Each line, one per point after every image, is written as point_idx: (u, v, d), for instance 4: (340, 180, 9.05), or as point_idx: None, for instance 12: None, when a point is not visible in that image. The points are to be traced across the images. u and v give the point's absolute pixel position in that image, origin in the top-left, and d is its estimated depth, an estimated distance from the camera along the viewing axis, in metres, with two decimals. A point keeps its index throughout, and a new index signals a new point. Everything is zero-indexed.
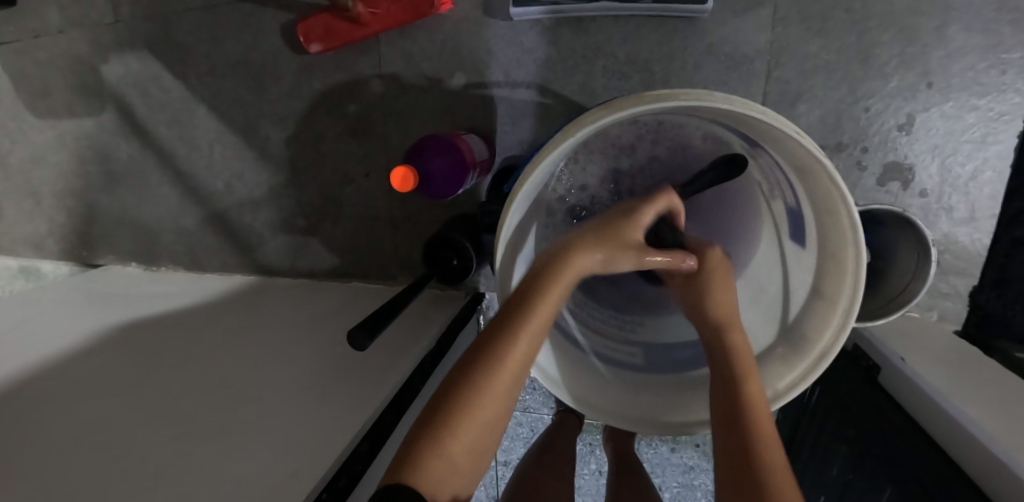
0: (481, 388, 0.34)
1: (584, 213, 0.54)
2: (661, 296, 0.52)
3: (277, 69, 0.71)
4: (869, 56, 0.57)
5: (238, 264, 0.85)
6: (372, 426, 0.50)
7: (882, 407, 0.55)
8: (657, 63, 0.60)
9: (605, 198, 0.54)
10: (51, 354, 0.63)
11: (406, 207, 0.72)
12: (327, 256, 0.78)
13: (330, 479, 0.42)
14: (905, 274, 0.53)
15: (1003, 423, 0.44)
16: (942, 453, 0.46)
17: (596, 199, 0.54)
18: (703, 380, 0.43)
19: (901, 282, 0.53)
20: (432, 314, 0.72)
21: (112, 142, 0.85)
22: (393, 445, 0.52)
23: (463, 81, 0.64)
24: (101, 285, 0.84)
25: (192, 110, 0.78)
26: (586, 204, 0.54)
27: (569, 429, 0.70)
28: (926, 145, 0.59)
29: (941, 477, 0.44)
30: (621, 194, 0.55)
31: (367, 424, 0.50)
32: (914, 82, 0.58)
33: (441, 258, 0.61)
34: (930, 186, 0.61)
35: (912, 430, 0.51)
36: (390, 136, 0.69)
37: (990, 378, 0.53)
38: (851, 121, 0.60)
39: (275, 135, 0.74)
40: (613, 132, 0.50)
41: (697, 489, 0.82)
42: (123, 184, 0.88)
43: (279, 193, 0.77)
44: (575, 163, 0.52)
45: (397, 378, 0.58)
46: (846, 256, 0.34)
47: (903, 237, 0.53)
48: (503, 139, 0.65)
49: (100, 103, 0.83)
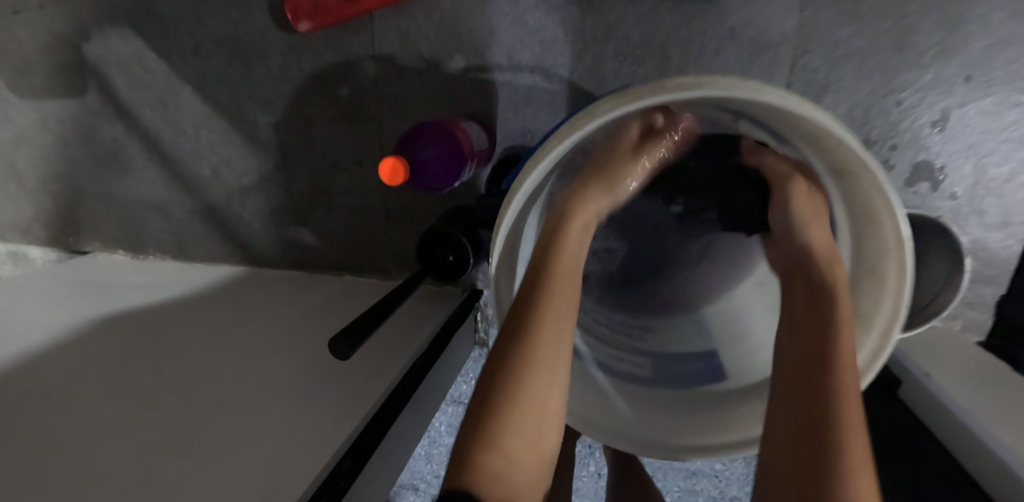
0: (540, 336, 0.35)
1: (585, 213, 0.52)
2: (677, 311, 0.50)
3: (265, 49, 0.66)
4: (905, 45, 0.52)
5: (226, 254, 0.81)
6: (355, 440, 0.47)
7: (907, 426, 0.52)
8: (673, 48, 0.55)
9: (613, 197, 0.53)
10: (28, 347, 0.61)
11: (401, 199, 0.68)
12: (319, 248, 0.75)
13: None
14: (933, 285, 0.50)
15: None
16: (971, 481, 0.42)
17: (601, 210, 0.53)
18: (722, 398, 0.40)
19: (929, 293, 0.50)
20: (429, 313, 0.68)
21: (96, 124, 0.81)
22: (384, 457, 0.48)
23: (463, 64, 0.59)
24: (85, 274, 0.82)
25: (177, 92, 0.74)
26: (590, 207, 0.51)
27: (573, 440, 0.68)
28: (960, 144, 0.55)
29: None
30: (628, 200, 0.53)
31: (351, 438, 0.47)
32: (952, 75, 0.53)
33: (436, 254, 0.58)
34: (963, 188, 0.57)
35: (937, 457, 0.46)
36: (384, 122, 0.65)
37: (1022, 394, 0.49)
38: (881, 115, 0.55)
39: (263, 119, 0.70)
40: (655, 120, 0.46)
41: (698, 494, 0.79)
42: (108, 168, 0.84)
43: (268, 181, 0.73)
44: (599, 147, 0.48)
45: (387, 384, 0.55)
46: (888, 271, 0.30)
47: (934, 244, 0.49)
48: (505, 127, 0.61)
49: (82, 84, 0.79)
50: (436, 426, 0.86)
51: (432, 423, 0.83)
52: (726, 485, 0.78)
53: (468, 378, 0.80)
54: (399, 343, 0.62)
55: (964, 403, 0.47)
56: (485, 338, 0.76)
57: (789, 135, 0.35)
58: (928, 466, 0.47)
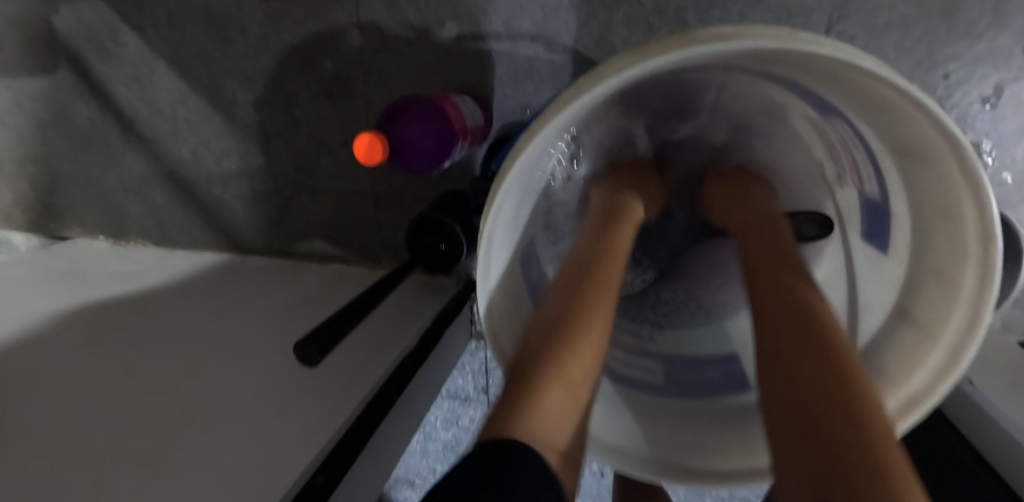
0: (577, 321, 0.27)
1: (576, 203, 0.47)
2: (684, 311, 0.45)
3: (241, 18, 0.61)
4: (955, 10, 0.46)
5: (209, 242, 0.77)
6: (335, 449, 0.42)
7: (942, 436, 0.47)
8: (691, 13, 0.49)
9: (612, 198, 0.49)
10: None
11: (390, 182, 0.63)
12: (305, 235, 0.70)
13: None
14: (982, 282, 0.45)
15: None
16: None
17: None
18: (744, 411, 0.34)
19: None
20: (420, 306, 0.63)
21: (70, 103, 0.77)
22: (366, 466, 0.44)
23: (456, 33, 0.54)
24: (62, 262, 0.77)
25: (150, 68, 0.68)
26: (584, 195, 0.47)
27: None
28: (1013, 123, 0.49)
29: None
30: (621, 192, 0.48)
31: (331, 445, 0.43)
32: (1009, 44, 0.46)
33: (427, 243, 0.53)
34: (1014, 173, 0.50)
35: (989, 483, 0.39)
36: (372, 99, 0.59)
37: None
38: (925, 91, 0.49)
39: (242, 96, 0.64)
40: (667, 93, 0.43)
41: (707, 495, 0.76)
42: (84, 150, 0.79)
43: (249, 163, 0.68)
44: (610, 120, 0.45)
45: (370, 385, 0.50)
46: (959, 273, 0.25)
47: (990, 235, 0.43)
48: (501, 103, 0.55)
49: (53, 60, 0.74)
50: (431, 422, 0.82)
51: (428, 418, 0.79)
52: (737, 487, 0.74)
53: (465, 373, 0.76)
54: (384, 340, 0.57)
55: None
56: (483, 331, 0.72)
57: (839, 106, 0.29)
58: None
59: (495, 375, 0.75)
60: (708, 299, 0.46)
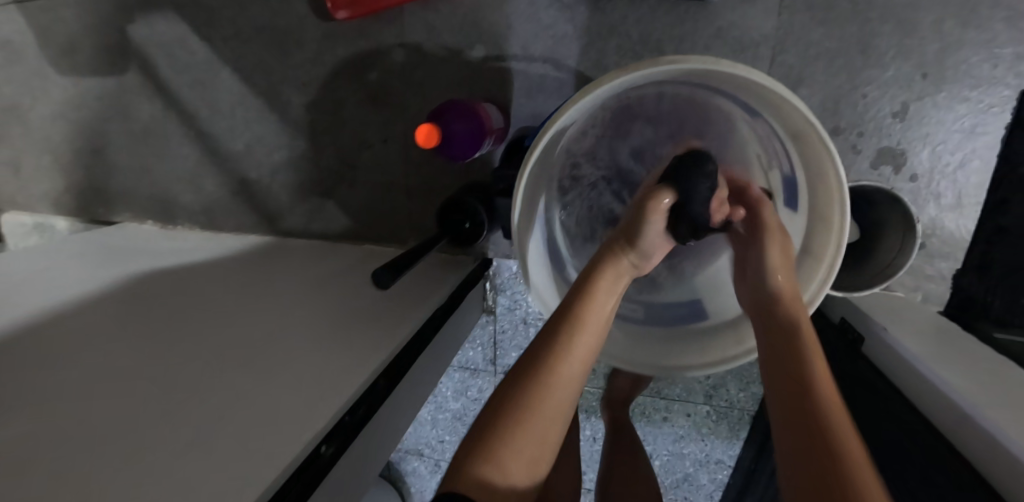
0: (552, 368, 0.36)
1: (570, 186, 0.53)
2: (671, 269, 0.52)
3: (301, 36, 0.73)
4: (868, 46, 0.57)
5: (252, 225, 0.87)
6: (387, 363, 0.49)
7: (865, 372, 0.56)
8: (668, 44, 0.63)
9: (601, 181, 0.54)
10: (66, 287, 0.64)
11: (420, 174, 0.75)
12: (342, 219, 0.81)
13: (350, 407, 0.43)
14: (891, 251, 0.52)
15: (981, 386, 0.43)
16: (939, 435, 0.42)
17: (601, 201, 0.54)
18: (703, 332, 0.47)
19: (886, 258, 0.52)
20: (438, 271, 0.70)
21: (134, 101, 0.88)
22: (403, 389, 0.52)
23: (482, 53, 0.67)
24: (118, 241, 0.87)
25: (215, 73, 0.80)
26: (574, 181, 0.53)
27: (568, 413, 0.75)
28: (919, 133, 0.58)
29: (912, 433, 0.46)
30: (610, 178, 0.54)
31: (380, 365, 0.48)
32: (911, 73, 0.57)
33: (453, 221, 0.65)
34: (921, 171, 0.60)
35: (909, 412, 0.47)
36: (410, 104, 0.72)
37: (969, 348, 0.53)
38: (849, 107, 0.59)
39: (297, 99, 0.76)
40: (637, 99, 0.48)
41: (686, 458, 0.84)
42: (142, 142, 0.90)
43: (298, 157, 0.79)
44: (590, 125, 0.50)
45: (414, 320, 0.57)
46: (833, 215, 0.37)
47: (892, 212, 0.51)
48: (517, 110, 0.68)
49: (123, 64, 0.86)
50: (443, 391, 0.92)
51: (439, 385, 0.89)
52: (711, 448, 0.82)
53: (475, 345, 0.86)
54: (422, 293, 0.63)
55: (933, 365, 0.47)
56: (494, 306, 0.81)
57: (757, 109, 0.41)
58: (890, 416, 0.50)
59: (501, 347, 0.84)
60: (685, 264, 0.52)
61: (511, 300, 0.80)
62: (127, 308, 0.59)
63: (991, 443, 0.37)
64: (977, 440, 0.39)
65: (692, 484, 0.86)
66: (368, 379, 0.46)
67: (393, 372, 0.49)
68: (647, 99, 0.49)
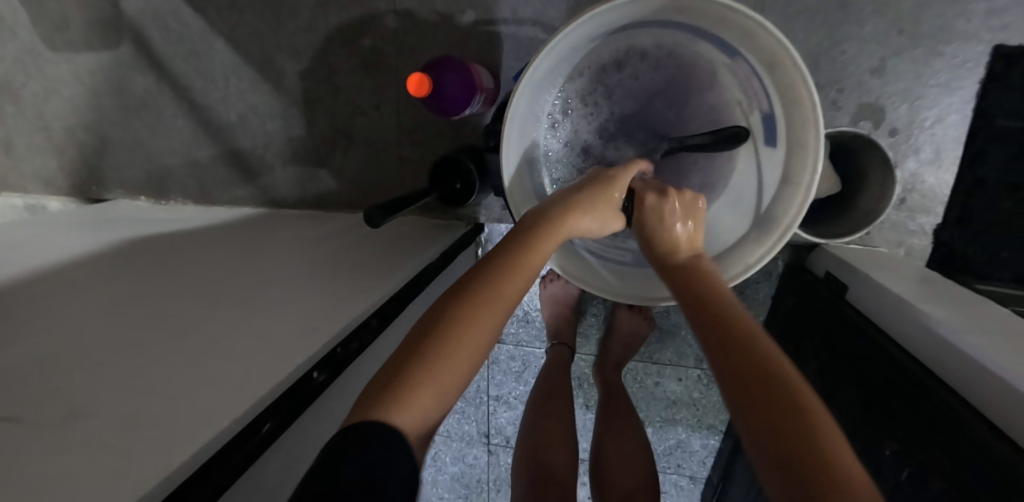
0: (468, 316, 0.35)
1: (558, 126, 0.54)
2: None
3: (295, 4, 0.75)
4: (845, 3, 0.59)
5: (246, 197, 0.87)
6: (380, 305, 0.50)
7: (850, 318, 0.55)
8: None
9: (590, 125, 0.54)
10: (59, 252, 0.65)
11: (413, 139, 0.76)
12: (335, 187, 0.81)
13: (343, 340, 0.44)
14: (874, 197, 0.54)
15: (964, 320, 0.45)
16: (934, 378, 0.42)
17: (589, 139, 0.55)
18: None
19: (871, 203, 0.54)
20: (431, 233, 0.72)
21: (127, 75, 0.88)
22: (392, 332, 0.53)
23: (473, 18, 0.68)
24: (110, 214, 0.87)
25: (209, 44, 0.81)
26: (562, 121, 0.54)
27: (562, 376, 0.76)
28: (897, 87, 0.61)
29: (903, 371, 0.45)
30: (600, 122, 0.54)
31: (375, 304, 0.50)
32: (886, 29, 0.59)
33: (446, 181, 0.67)
34: (901, 125, 0.61)
35: (896, 353, 0.47)
36: (402, 69, 0.73)
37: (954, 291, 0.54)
38: (828, 63, 0.61)
39: (291, 68, 0.78)
40: (624, 41, 0.50)
41: (678, 424, 0.83)
42: (135, 116, 0.91)
43: (292, 126, 0.80)
44: (579, 66, 0.51)
45: (406, 273, 0.58)
46: (807, 138, 0.42)
47: (872, 153, 0.53)
48: (508, 73, 0.69)
49: (117, 37, 0.87)
50: None
51: None
52: (703, 413, 0.82)
53: None
54: (410, 251, 0.64)
55: (920, 305, 0.48)
56: None
57: (736, 50, 0.45)
58: (872, 355, 0.50)
59: None
60: None
61: None
62: (121, 263, 0.59)
63: (970, 361, 0.38)
64: (953, 361, 0.40)
65: (684, 450, 0.85)
66: (360, 315, 0.47)
67: (386, 314, 0.50)
68: (648, 45, 0.50)
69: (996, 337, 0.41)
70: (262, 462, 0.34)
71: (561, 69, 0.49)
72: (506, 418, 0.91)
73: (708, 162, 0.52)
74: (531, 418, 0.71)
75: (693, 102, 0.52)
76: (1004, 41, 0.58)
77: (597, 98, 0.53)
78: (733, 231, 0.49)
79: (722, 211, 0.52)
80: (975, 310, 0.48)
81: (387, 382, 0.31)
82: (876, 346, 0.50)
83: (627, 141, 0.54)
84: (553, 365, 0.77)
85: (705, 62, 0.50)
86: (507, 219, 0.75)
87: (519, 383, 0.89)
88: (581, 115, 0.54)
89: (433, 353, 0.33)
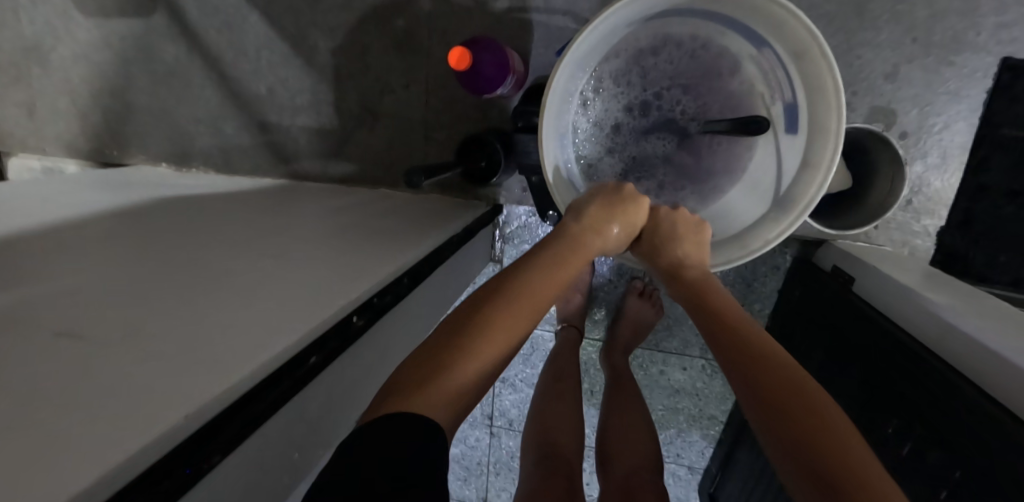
0: (489, 334, 0.37)
1: (590, 105, 0.56)
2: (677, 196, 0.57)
3: None
4: (863, 10, 0.62)
5: (269, 169, 0.89)
6: (412, 266, 0.52)
7: (857, 308, 0.57)
8: None
9: (619, 107, 0.56)
10: (89, 207, 0.66)
11: (439, 119, 0.78)
12: (359, 163, 0.83)
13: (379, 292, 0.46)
14: (884, 192, 0.57)
15: (967, 308, 0.48)
16: (942, 360, 0.44)
17: (617, 120, 0.57)
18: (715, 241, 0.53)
19: (881, 198, 0.57)
20: (453, 210, 0.74)
21: (157, 43, 0.90)
22: (419, 293, 0.55)
23: (506, 4, 0.71)
24: (133, 178, 0.88)
25: (243, 17, 0.83)
26: (594, 101, 0.56)
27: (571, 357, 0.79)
28: (909, 93, 0.63)
29: (908, 352, 0.47)
30: (630, 105, 0.56)
31: (409, 264, 0.52)
32: (901, 37, 0.62)
33: (471, 158, 0.70)
34: (910, 129, 0.64)
35: (904, 339, 0.48)
36: (433, 51, 0.76)
37: (957, 285, 0.56)
38: (844, 67, 0.64)
39: (323, 44, 0.80)
40: (658, 29, 0.53)
41: (680, 413, 0.86)
42: (163, 84, 0.92)
43: (320, 101, 0.82)
44: (615, 49, 0.54)
45: (433, 240, 0.60)
46: (828, 123, 0.45)
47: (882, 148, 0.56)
48: (536, 60, 0.72)
49: (150, 6, 0.88)
50: None
51: None
52: (705, 403, 0.84)
53: None
54: (435, 223, 0.66)
55: (927, 294, 0.51)
56: (501, 256, 0.83)
57: (763, 41, 0.49)
58: (877, 341, 0.52)
59: None
60: (687, 193, 0.57)
61: (518, 250, 0.82)
62: (154, 219, 0.61)
63: (977, 342, 0.41)
64: (956, 341, 0.43)
65: (684, 440, 0.87)
66: (395, 272, 0.49)
67: (417, 274, 0.52)
68: (682, 34, 0.53)
69: (999, 325, 0.44)
70: (309, 390, 0.35)
71: (600, 46, 0.52)
72: (511, 400, 0.93)
73: (727, 151, 0.55)
74: (540, 398, 0.73)
75: (716, 91, 0.54)
76: (1012, 53, 0.61)
77: (628, 81, 0.56)
78: (751, 211, 0.52)
79: (740, 194, 0.54)
80: (980, 301, 0.51)
81: (414, 386, 0.32)
82: (882, 329, 0.52)
83: (653, 125, 0.56)
84: (560, 349, 0.79)
85: (730, 56, 0.53)
86: (526, 201, 0.78)
87: (526, 367, 0.91)
88: (611, 95, 0.56)
89: (459, 360, 0.35)
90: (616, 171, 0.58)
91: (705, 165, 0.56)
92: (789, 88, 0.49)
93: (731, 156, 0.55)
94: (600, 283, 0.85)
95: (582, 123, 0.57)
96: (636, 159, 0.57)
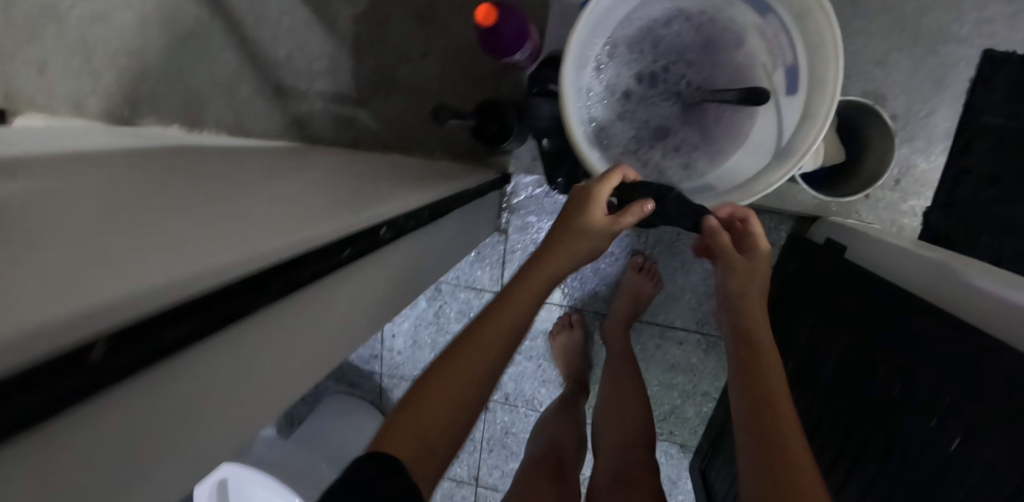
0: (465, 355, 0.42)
1: (603, 69, 0.58)
2: (685, 159, 0.59)
3: None
4: (857, 0, 0.67)
5: (281, 133, 0.90)
6: (434, 204, 0.54)
7: (854, 272, 0.59)
8: None
9: (631, 72, 0.59)
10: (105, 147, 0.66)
11: (454, 88, 0.81)
12: (373, 129, 0.85)
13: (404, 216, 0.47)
14: (877, 163, 0.60)
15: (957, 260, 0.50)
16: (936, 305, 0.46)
17: (629, 85, 0.59)
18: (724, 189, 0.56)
19: (874, 168, 0.60)
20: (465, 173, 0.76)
21: (180, 6, 0.92)
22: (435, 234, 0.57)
23: None
24: (144, 134, 0.88)
25: None
26: (607, 65, 0.58)
27: None
28: (898, 79, 0.68)
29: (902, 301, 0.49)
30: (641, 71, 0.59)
31: (432, 202, 0.54)
32: (891, 27, 0.67)
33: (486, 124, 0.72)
34: (899, 113, 0.69)
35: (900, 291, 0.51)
36: (453, 24, 0.79)
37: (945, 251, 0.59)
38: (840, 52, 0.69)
39: (345, 12, 0.83)
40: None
41: (675, 389, 0.87)
42: (181, 46, 0.93)
43: (338, 67, 0.85)
44: (628, 15, 0.57)
45: (449, 189, 0.62)
46: (826, 77, 0.50)
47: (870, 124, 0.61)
48: (551, 35, 0.75)
49: None
50: (446, 313, 0.94)
51: (440, 303, 0.94)
52: (699, 380, 0.86)
53: (485, 264, 0.90)
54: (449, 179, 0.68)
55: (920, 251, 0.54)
56: (506, 227, 0.87)
57: (766, 9, 0.53)
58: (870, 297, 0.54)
59: (509, 266, 0.90)
60: (695, 158, 0.59)
61: (523, 220, 0.86)
62: (173, 157, 0.61)
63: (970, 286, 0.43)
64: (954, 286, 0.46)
65: (678, 417, 0.88)
66: (418, 203, 0.50)
67: (438, 211, 0.54)
68: (689, 5, 0.57)
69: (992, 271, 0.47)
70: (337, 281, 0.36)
71: (617, 9, 0.55)
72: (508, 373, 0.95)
73: (732, 116, 0.57)
74: None
75: (722, 61, 0.58)
76: (991, 46, 0.66)
77: (639, 48, 0.58)
78: (752, 166, 0.56)
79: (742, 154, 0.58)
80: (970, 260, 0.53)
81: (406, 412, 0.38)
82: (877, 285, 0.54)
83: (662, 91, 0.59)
84: None
85: (734, 27, 0.57)
86: (534, 170, 0.83)
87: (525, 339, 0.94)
88: (624, 61, 0.58)
89: (441, 381, 0.40)
90: (627, 134, 0.59)
91: (711, 130, 0.58)
92: (789, 51, 0.53)
93: (735, 122, 0.57)
94: (600, 256, 0.87)
95: (596, 86, 0.59)
96: (646, 122, 0.59)
